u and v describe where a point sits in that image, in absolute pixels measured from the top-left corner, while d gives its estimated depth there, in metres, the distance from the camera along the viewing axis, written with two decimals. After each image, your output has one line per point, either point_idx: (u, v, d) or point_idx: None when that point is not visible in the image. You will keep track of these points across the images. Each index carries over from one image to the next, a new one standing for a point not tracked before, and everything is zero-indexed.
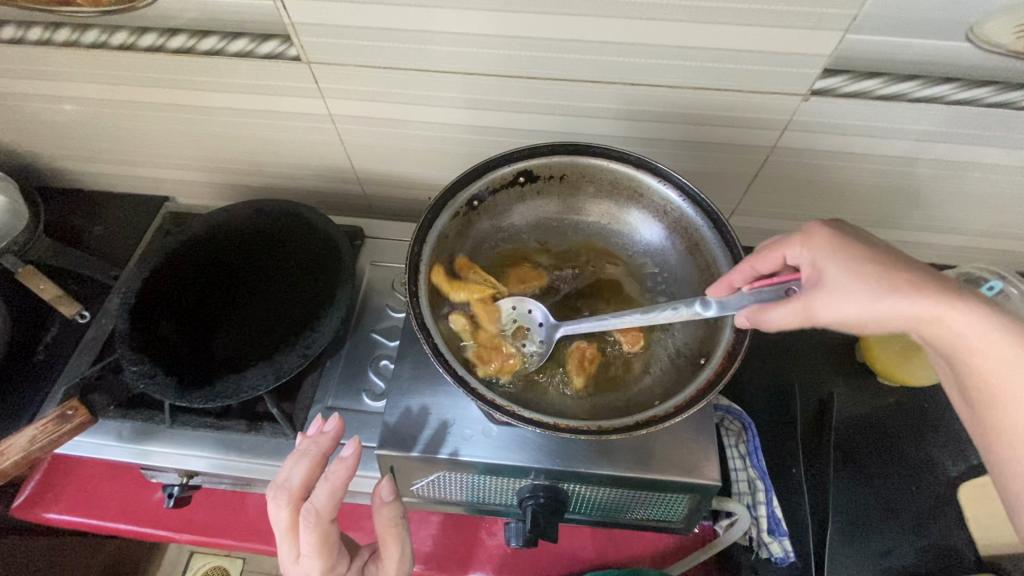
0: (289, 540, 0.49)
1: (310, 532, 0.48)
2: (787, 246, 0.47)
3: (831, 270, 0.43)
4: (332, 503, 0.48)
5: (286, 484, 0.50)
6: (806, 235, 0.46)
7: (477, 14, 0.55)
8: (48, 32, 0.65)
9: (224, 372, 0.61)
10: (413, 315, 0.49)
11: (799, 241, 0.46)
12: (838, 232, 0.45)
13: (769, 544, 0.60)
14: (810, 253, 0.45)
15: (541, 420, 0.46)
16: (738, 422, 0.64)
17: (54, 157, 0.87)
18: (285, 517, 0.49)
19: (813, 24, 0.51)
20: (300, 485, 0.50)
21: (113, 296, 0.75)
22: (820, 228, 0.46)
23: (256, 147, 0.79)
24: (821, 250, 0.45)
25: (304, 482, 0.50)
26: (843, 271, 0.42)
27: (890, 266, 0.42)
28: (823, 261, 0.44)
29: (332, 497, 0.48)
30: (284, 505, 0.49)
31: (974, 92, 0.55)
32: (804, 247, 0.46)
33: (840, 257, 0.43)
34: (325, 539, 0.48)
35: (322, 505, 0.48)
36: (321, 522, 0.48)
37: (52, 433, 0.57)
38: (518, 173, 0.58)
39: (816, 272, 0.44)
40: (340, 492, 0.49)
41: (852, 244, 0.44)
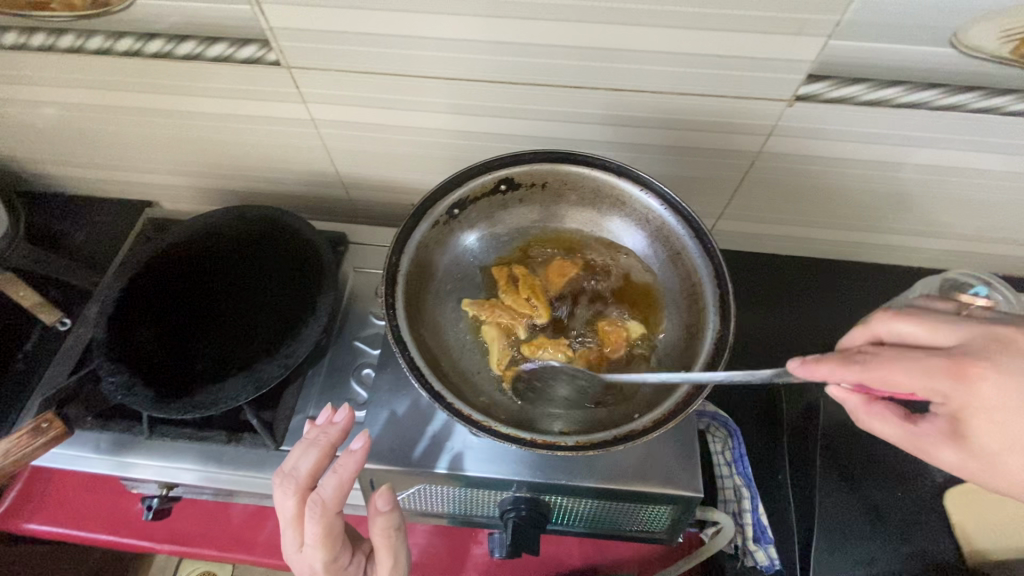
0: (295, 529, 0.50)
1: (315, 522, 0.48)
2: (930, 380, 0.41)
3: (983, 431, 0.42)
4: (339, 495, 0.49)
5: (294, 473, 0.50)
6: (960, 377, 0.41)
7: (458, 20, 0.54)
8: (24, 36, 0.64)
9: (204, 383, 0.60)
10: (388, 327, 0.49)
11: (951, 384, 0.41)
12: (1005, 380, 0.41)
13: (754, 551, 0.60)
14: (960, 402, 0.42)
15: (518, 435, 0.46)
16: (723, 429, 0.61)
17: (34, 161, 0.85)
18: (291, 505, 0.50)
19: (797, 30, 0.51)
20: (308, 475, 0.50)
21: (92, 303, 0.74)
22: (977, 372, 0.41)
23: (239, 152, 0.78)
24: (977, 405, 0.41)
25: (312, 472, 0.51)
26: (999, 437, 0.42)
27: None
28: (976, 420, 0.42)
29: (339, 488, 0.49)
30: (291, 493, 0.50)
31: (959, 97, 0.55)
32: (957, 395, 0.42)
33: (998, 419, 0.41)
34: (331, 531, 0.49)
35: (329, 496, 0.48)
36: (326, 512, 0.48)
37: (26, 446, 0.57)
38: (499, 181, 0.57)
39: (962, 425, 0.43)
40: (348, 485, 0.49)
41: (1010, 400, 0.41)
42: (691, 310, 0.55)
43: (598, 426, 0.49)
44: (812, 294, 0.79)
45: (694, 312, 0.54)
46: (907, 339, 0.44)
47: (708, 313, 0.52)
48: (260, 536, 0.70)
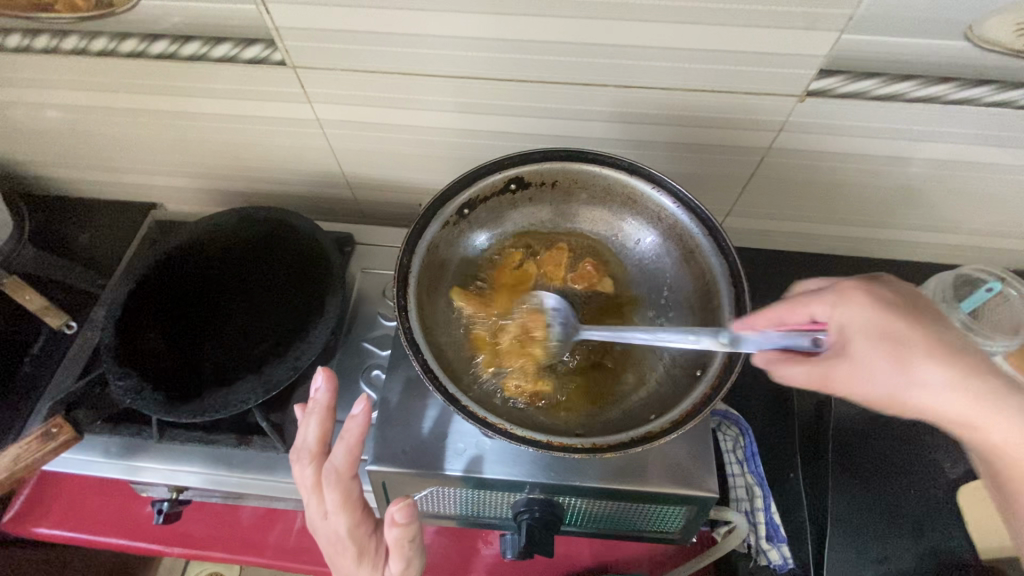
0: (316, 497, 0.51)
1: (333, 488, 0.50)
2: (817, 298, 0.46)
3: (864, 337, 0.43)
4: (350, 460, 0.50)
5: (305, 444, 0.52)
6: (840, 292, 0.45)
7: (464, 17, 0.54)
8: (27, 38, 0.64)
9: (213, 386, 0.60)
10: (401, 329, 0.49)
11: (832, 298, 0.45)
12: (872, 298, 0.44)
13: (767, 551, 0.59)
14: (842, 314, 0.45)
15: (533, 438, 0.45)
16: (735, 427, 0.62)
17: (38, 164, 0.85)
18: (309, 473, 0.52)
19: (808, 24, 0.50)
20: (318, 443, 0.52)
21: (99, 307, 0.74)
22: (854, 287, 0.45)
23: (244, 153, 0.77)
24: (857, 316, 0.44)
25: (321, 440, 0.52)
26: (876, 344, 0.42)
27: (914, 335, 0.42)
28: (858, 330, 0.44)
29: (349, 454, 0.51)
30: (308, 463, 0.52)
31: (972, 91, 0.54)
32: (837, 306, 0.45)
33: (874, 323, 0.43)
34: (349, 495, 0.50)
35: (341, 461, 0.50)
36: (342, 478, 0.50)
37: (36, 450, 0.58)
38: (509, 181, 0.57)
39: (848, 339, 0.44)
40: (355, 450, 0.51)
41: (885, 307, 0.44)
42: (704, 310, 0.54)
43: (612, 428, 0.49)
44: None
45: (708, 312, 0.54)
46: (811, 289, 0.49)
47: (723, 313, 0.51)
48: (270, 538, 0.70)
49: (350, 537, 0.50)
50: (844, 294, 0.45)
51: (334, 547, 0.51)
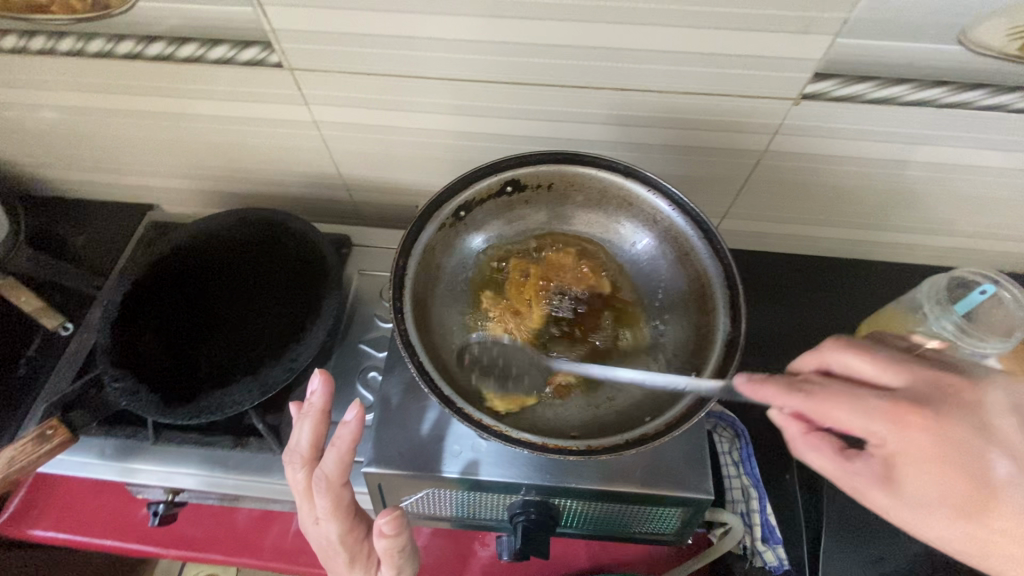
0: (308, 501, 0.52)
1: (322, 496, 0.50)
2: (867, 420, 0.42)
3: (913, 479, 0.41)
4: (340, 469, 0.50)
5: (297, 449, 0.52)
6: (896, 420, 0.41)
7: (461, 20, 0.54)
8: (23, 40, 0.64)
9: (209, 388, 0.60)
10: (397, 331, 0.49)
11: (887, 427, 0.41)
12: (933, 437, 0.41)
13: (763, 553, 0.59)
14: (894, 446, 0.42)
15: (528, 440, 0.45)
16: (730, 429, 0.63)
17: (34, 165, 0.85)
18: (301, 478, 0.52)
19: (803, 28, 0.50)
20: (310, 448, 0.52)
21: (95, 310, 0.74)
22: (914, 419, 0.41)
23: (241, 154, 0.77)
24: (909, 450, 0.41)
25: (313, 445, 0.52)
26: (925, 487, 0.41)
27: (970, 488, 0.40)
28: (909, 466, 0.41)
29: (338, 463, 0.50)
30: (299, 468, 0.52)
31: (966, 95, 0.55)
32: (893, 436, 0.41)
33: (926, 468, 0.41)
34: (340, 502, 0.50)
35: (331, 471, 0.50)
36: (331, 487, 0.50)
37: (31, 453, 0.57)
38: (505, 183, 0.57)
39: (893, 469, 0.42)
40: (345, 459, 0.50)
41: (942, 450, 0.40)
42: (700, 312, 0.54)
43: (606, 430, 0.49)
44: (816, 293, 0.79)
45: (704, 314, 0.54)
46: (856, 375, 0.45)
47: (719, 315, 0.52)
48: (267, 539, 0.70)
49: (341, 542, 0.51)
50: (897, 424, 0.41)
51: (326, 549, 0.52)
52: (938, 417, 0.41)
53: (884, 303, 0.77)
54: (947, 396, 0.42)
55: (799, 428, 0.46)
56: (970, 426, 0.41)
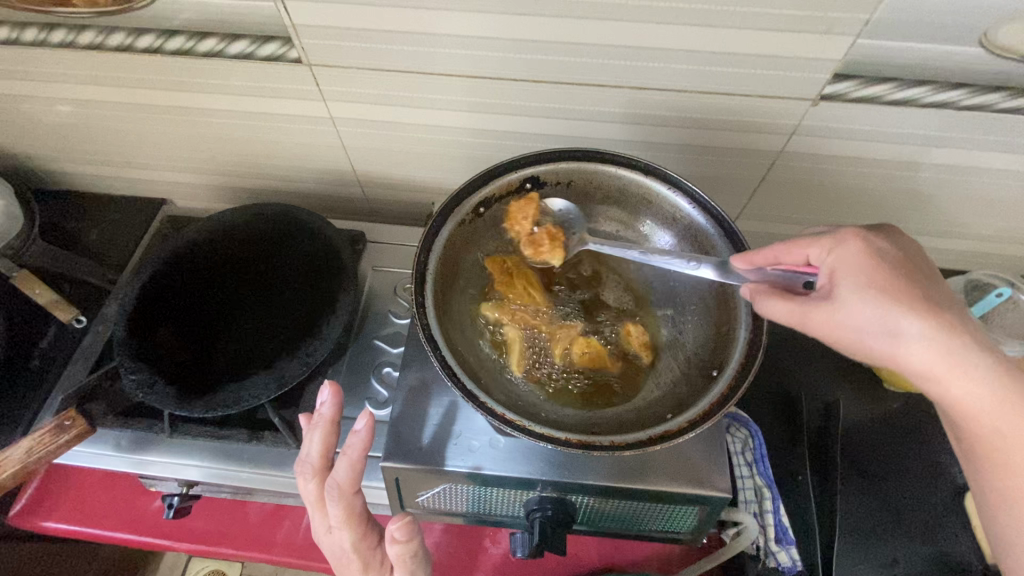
0: (320, 511, 0.52)
1: (335, 504, 0.50)
2: (816, 241, 0.47)
3: (848, 280, 0.43)
4: (353, 476, 0.50)
5: (307, 460, 0.52)
6: (839, 236, 0.46)
7: (481, 17, 0.54)
8: (44, 32, 0.64)
9: (226, 381, 0.60)
10: (419, 325, 0.49)
11: (829, 244, 0.46)
12: (864, 246, 0.45)
13: (776, 554, 0.59)
14: (834, 257, 0.45)
15: (551, 435, 0.45)
16: (745, 429, 0.63)
17: (50, 159, 0.85)
18: (313, 488, 0.52)
19: (823, 29, 0.51)
20: (320, 458, 0.52)
21: (110, 303, 0.74)
22: (851, 233, 0.46)
23: (256, 150, 0.77)
24: (845, 257, 0.44)
25: (323, 454, 0.52)
26: (859, 285, 0.42)
27: (898, 282, 0.42)
28: (847, 271, 0.44)
29: (351, 470, 0.50)
30: (310, 478, 0.52)
31: (986, 97, 0.55)
32: (831, 252, 0.45)
33: (863, 266, 0.43)
34: (352, 511, 0.50)
35: (343, 479, 0.50)
36: (344, 494, 0.50)
37: (49, 445, 0.57)
38: (525, 180, 0.58)
39: (835, 278, 0.44)
40: (357, 466, 0.50)
41: (874, 254, 0.44)
42: (720, 309, 0.54)
43: (627, 427, 0.49)
44: None
45: (724, 311, 0.54)
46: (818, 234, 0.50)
47: (740, 313, 0.51)
48: (278, 534, 0.70)
49: (354, 551, 0.51)
50: (840, 240, 0.46)
51: (339, 559, 0.52)
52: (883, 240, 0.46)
53: None
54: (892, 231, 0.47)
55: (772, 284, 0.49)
56: (911, 254, 0.45)
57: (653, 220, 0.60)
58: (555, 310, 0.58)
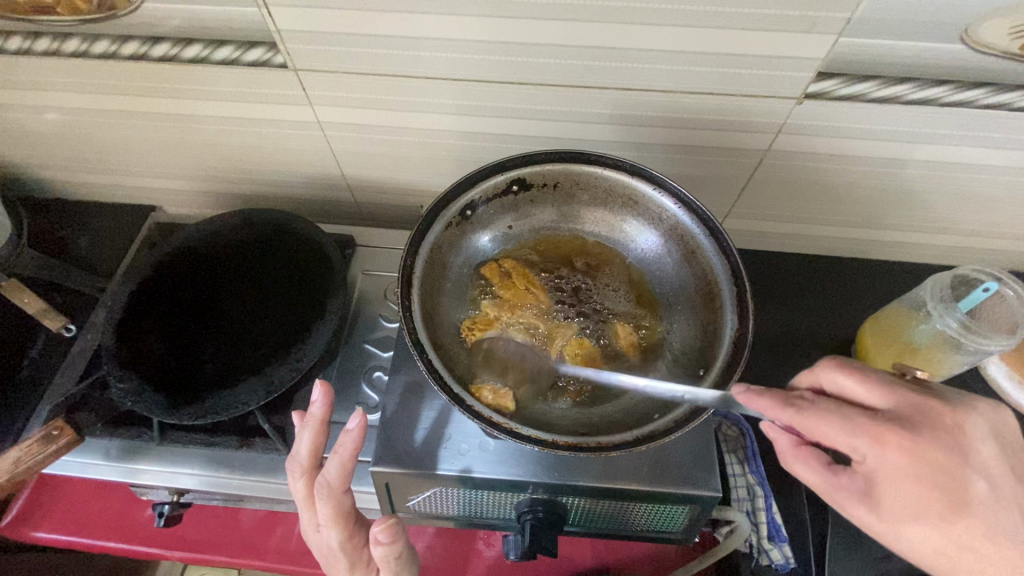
0: (309, 508, 0.52)
1: (324, 504, 0.50)
2: (850, 438, 0.40)
3: (890, 499, 0.40)
4: (342, 476, 0.50)
5: (297, 457, 0.52)
6: (877, 439, 0.39)
7: (465, 20, 0.54)
8: (27, 41, 0.64)
9: (215, 388, 0.60)
10: (405, 329, 0.49)
11: (869, 447, 0.39)
12: (914, 460, 0.39)
13: (769, 551, 0.59)
14: (875, 464, 0.40)
15: (538, 436, 0.45)
16: (736, 427, 0.64)
17: (37, 167, 0.85)
18: (302, 486, 0.52)
19: (807, 28, 0.51)
20: (309, 457, 0.52)
21: (100, 310, 0.74)
22: (896, 441, 0.39)
23: (244, 156, 0.77)
24: (885, 472, 0.39)
25: (312, 453, 0.52)
26: (900, 507, 0.40)
27: (956, 508, 0.39)
28: (890, 487, 0.40)
29: (341, 470, 0.50)
30: (299, 476, 0.52)
31: (968, 94, 0.55)
32: (867, 456, 0.40)
33: (904, 488, 0.39)
34: (340, 509, 0.51)
35: (333, 478, 0.50)
36: (333, 493, 0.50)
37: (37, 454, 0.57)
38: (511, 182, 0.58)
39: (874, 486, 0.41)
40: (348, 467, 0.50)
41: (924, 471, 0.39)
42: (706, 307, 0.54)
43: (616, 427, 0.49)
44: (818, 292, 0.79)
45: (710, 309, 0.54)
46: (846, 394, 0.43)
47: (725, 311, 0.51)
48: (271, 540, 0.70)
49: (341, 548, 0.52)
50: (881, 446, 0.39)
51: (327, 555, 0.53)
52: (931, 438, 0.39)
53: (886, 302, 0.77)
54: (936, 414, 0.40)
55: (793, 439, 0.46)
56: (964, 451, 0.39)
57: (640, 220, 0.60)
58: (553, 308, 0.59)
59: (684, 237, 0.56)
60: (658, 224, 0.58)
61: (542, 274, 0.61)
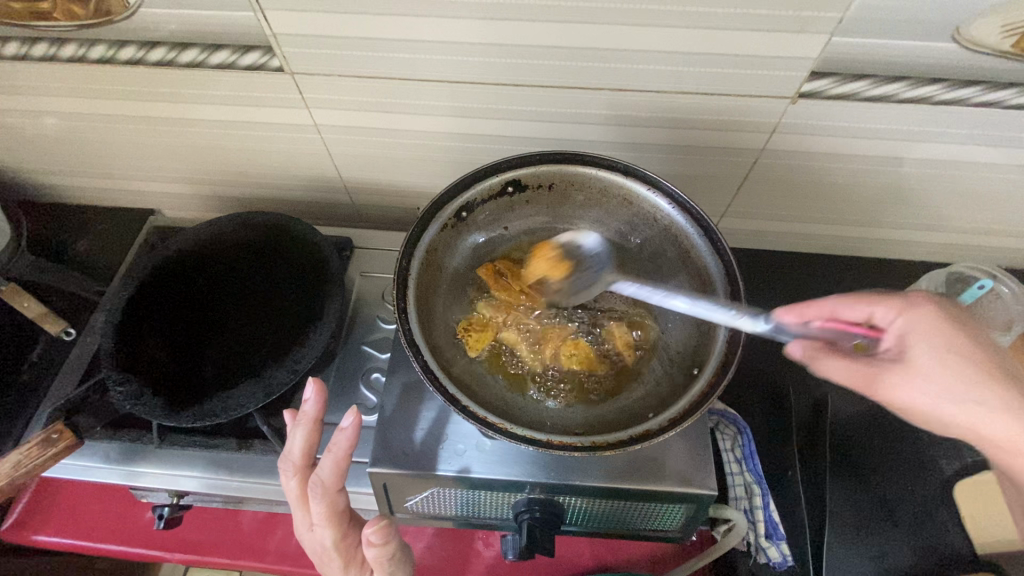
0: (302, 508, 0.52)
1: (317, 503, 0.50)
2: (884, 300, 0.47)
3: (921, 350, 0.44)
4: (336, 474, 0.50)
5: (289, 456, 0.52)
6: (906, 299, 0.47)
7: (459, 22, 0.54)
8: (25, 46, 0.64)
9: (213, 391, 0.60)
10: (401, 330, 0.49)
11: (900, 306, 0.46)
12: (938, 314, 0.45)
13: (767, 549, 0.59)
14: (906, 321, 0.46)
15: (533, 437, 0.46)
16: (733, 426, 0.62)
17: (36, 172, 0.85)
18: (295, 486, 0.52)
19: (800, 27, 0.51)
20: (302, 456, 0.52)
21: (100, 314, 0.74)
22: (919, 300, 0.46)
23: (242, 158, 0.77)
24: (917, 326, 0.45)
25: (305, 452, 0.52)
26: (935, 355, 0.44)
27: (982, 361, 0.43)
28: (920, 339, 0.45)
29: (335, 468, 0.50)
30: (292, 475, 0.52)
31: (961, 91, 0.55)
32: (900, 315, 0.46)
33: (935, 337, 0.44)
34: (334, 508, 0.51)
35: (327, 477, 0.50)
36: (327, 492, 0.50)
37: (37, 457, 0.57)
38: (506, 184, 0.58)
39: (906, 345, 0.45)
40: (342, 464, 0.50)
41: (947, 325, 0.45)
42: (700, 307, 0.55)
43: (611, 427, 0.50)
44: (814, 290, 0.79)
45: None
46: None
47: None
48: (271, 542, 0.70)
49: (335, 548, 0.52)
50: (909, 304, 0.46)
51: (321, 555, 0.53)
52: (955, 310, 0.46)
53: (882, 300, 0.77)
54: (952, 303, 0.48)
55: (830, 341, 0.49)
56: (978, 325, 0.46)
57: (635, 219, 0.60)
58: (549, 306, 0.59)
59: (678, 236, 0.56)
60: (654, 223, 0.58)
61: None
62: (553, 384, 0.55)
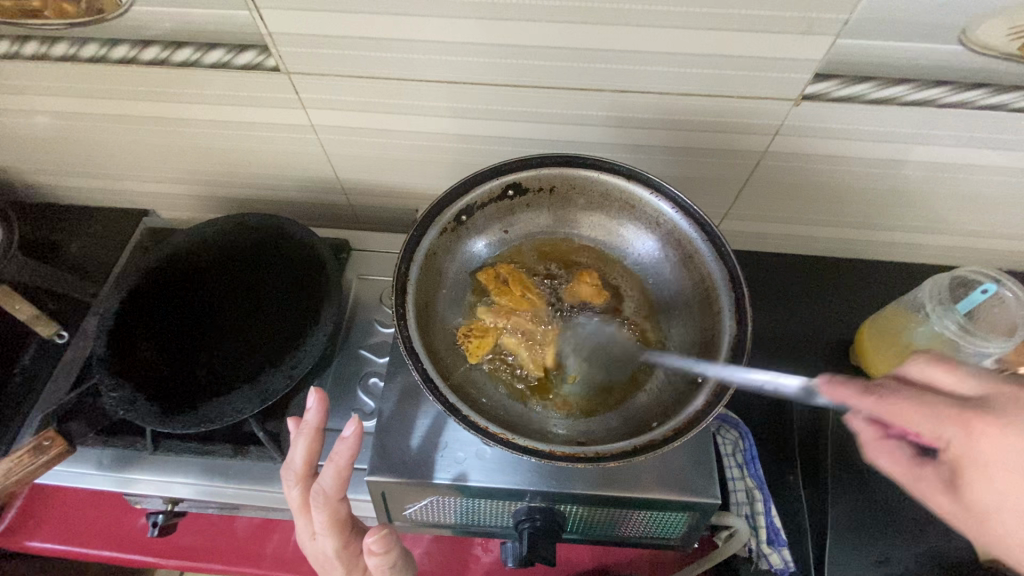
0: (305, 517, 0.52)
1: (320, 512, 0.50)
2: (937, 423, 0.39)
3: (978, 490, 0.39)
4: (339, 483, 0.49)
5: (291, 465, 0.51)
6: (965, 425, 0.38)
7: (458, 21, 0.54)
8: (15, 44, 0.63)
9: (208, 397, 0.59)
10: (400, 338, 0.48)
11: (957, 432, 0.39)
12: (1010, 450, 0.37)
13: (768, 555, 0.58)
14: (965, 450, 0.39)
15: (535, 447, 0.45)
16: (734, 431, 0.62)
17: (28, 172, 0.84)
18: (297, 494, 0.52)
19: (804, 29, 0.50)
20: (304, 465, 0.51)
21: (92, 317, 0.73)
22: (984, 425, 0.38)
23: (238, 159, 0.76)
24: (978, 458, 0.38)
25: (308, 461, 0.51)
26: (1003, 500, 0.38)
27: None
28: (980, 477, 0.39)
29: (337, 478, 0.49)
30: (295, 484, 0.51)
31: (966, 94, 0.55)
32: (964, 440, 0.39)
33: (999, 478, 0.38)
34: (337, 517, 0.50)
35: (329, 486, 0.49)
36: (329, 502, 0.49)
37: (28, 465, 0.56)
38: (506, 187, 0.57)
39: (960, 479, 0.40)
40: (344, 474, 0.49)
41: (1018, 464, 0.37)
42: (704, 313, 0.54)
43: (613, 436, 0.49)
44: (816, 293, 0.79)
45: (708, 315, 0.53)
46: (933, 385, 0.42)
47: (723, 317, 0.51)
48: (267, 548, 0.69)
49: (338, 557, 0.51)
50: (971, 431, 0.38)
51: (323, 563, 0.52)
52: None
53: (882, 303, 0.77)
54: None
55: (876, 433, 0.45)
56: None
57: (637, 222, 0.59)
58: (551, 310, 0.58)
59: (682, 241, 0.56)
60: (656, 227, 0.57)
61: (537, 277, 0.61)
62: (549, 387, 0.54)
